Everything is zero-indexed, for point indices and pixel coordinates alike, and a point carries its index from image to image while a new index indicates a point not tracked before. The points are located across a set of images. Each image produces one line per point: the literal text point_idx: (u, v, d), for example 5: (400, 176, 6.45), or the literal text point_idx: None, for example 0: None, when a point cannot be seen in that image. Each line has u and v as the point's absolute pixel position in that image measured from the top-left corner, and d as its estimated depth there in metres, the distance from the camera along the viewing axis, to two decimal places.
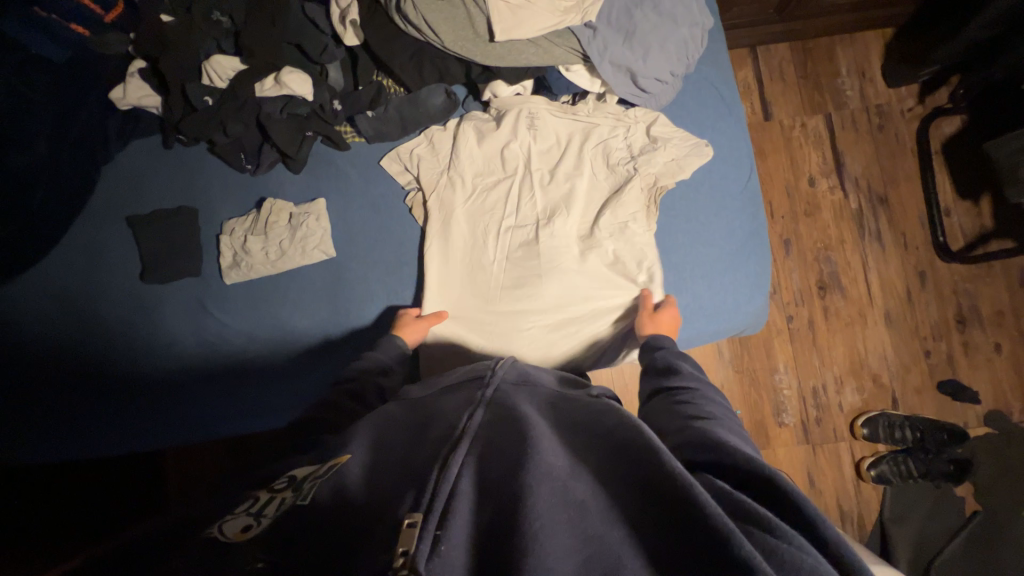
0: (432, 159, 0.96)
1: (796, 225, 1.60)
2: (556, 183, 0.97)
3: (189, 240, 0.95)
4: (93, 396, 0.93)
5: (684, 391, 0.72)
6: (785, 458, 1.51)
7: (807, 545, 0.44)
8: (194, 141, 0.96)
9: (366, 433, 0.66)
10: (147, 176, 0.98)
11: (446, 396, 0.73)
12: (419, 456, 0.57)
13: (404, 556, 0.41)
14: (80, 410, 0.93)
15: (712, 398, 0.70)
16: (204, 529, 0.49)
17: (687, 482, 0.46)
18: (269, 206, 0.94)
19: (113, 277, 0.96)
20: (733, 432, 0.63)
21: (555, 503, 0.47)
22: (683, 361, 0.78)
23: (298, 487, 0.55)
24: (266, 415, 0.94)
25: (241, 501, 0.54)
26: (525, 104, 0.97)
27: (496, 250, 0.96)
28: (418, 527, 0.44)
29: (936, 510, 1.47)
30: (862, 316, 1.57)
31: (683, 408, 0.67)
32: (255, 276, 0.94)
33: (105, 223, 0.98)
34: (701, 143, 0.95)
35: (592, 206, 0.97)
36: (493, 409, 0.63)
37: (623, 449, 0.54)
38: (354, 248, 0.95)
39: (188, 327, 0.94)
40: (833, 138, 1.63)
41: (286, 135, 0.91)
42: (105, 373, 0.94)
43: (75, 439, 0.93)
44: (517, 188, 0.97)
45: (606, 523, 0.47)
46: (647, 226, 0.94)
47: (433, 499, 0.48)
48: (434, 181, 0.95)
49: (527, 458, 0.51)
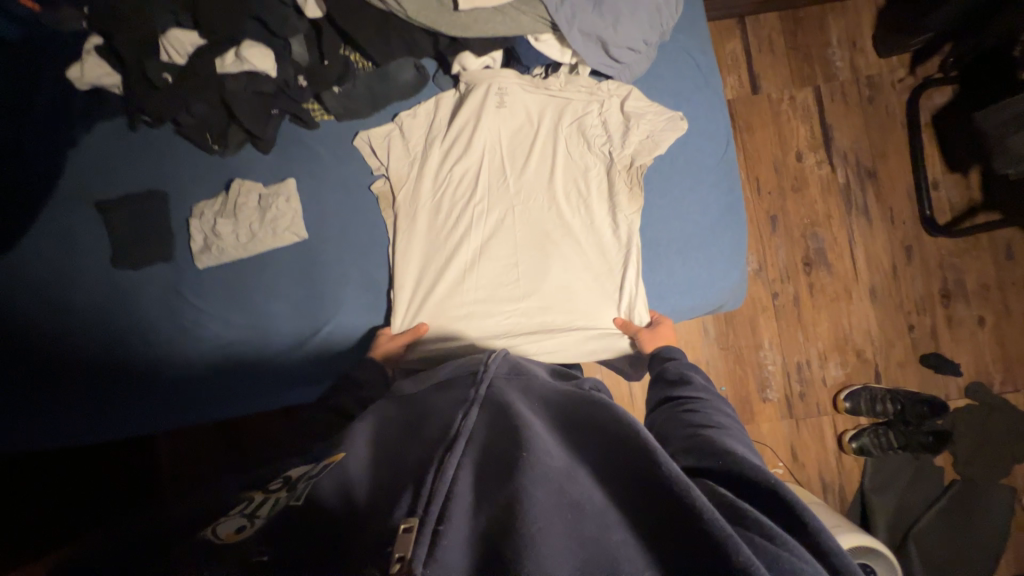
0: (401, 150, 0.95)
1: (783, 201, 1.58)
2: (527, 168, 0.97)
3: (160, 224, 0.94)
4: (71, 384, 0.93)
5: (692, 400, 0.74)
6: (769, 432, 1.54)
7: (808, 556, 0.45)
8: (159, 123, 0.94)
9: (362, 434, 0.68)
10: (113, 159, 0.96)
11: (440, 390, 0.74)
12: (412, 457, 0.58)
13: (400, 561, 0.42)
14: (64, 402, 0.93)
15: (720, 408, 0.72)
16: (199, 532, 0.52)
17: (685, 484, 0.46)
18: (237, 187, 0.92)
19: (84, 264, 0.94)
20: (739, 441, 0.65)
21: (554, 506, 0.47)
22: (693, 372, 0.81)
23: (292, 488, 0.58)
24: (247, 398, 0.94)
25: (237, 503, 0.57)
26: (493, 80, 0.96)
27: (467, 236, 0.95)
28: (413, 532, 0.45)
29: (916, 481, 1.49)
30: (847, 291, 1.57)
31: (691, 416, 0.69)
32: (226, 260, 0.93)
33: (72, 209, 0.95)
34: (676, 115, 0.93)
35: (569, 186, 0.96)
36: (486, 406, 0.63)
37: (616, 445, 0.54)
38: (327, 229, 0.94)
39: (164, 313, 0.93)
40: (821, 111, 1.60)
41: (251, 113, 0.89)
42: (81, 361, 0.93)
43: (57, 428, 0.93)
44: (487, 172, 0.97)
45: (606, 526, 0.47)
46: (625, 203, 0.94)
47: (429, 505, 0.48)
48: (403, 175, 0.95)
49: (521, 459, 0.51)
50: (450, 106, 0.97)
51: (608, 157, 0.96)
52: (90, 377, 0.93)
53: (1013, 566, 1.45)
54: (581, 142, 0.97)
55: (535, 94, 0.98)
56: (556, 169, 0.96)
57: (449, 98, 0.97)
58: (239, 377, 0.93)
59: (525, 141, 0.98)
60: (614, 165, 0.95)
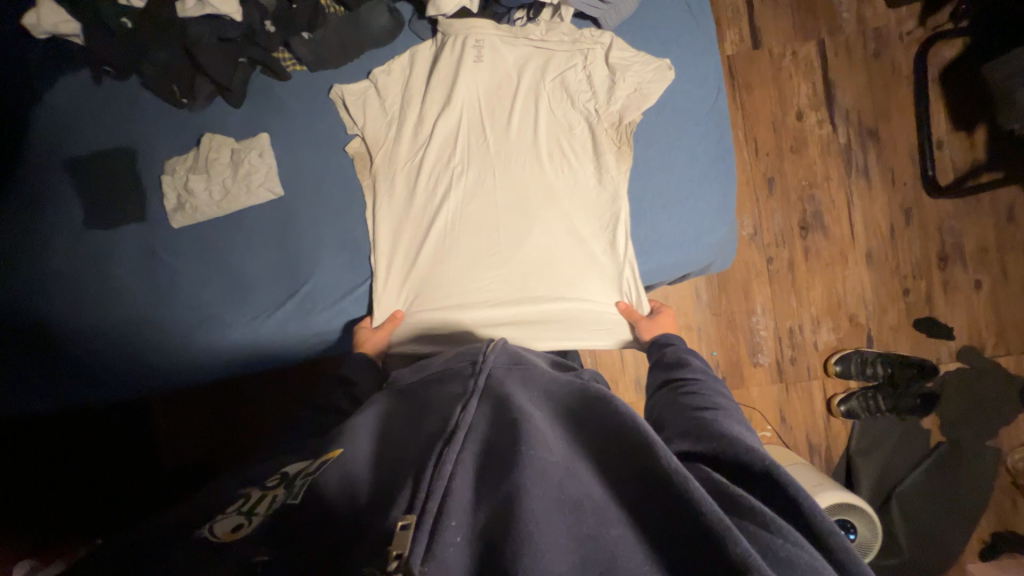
0: (378, 109, 0.92)
1: (781, 163, 1.54)
2: (510, 130, 0.94)
3: (131, 181, 0.91)
4: (46, 348, 0.91)
5: (691, 381, 0.76)
6: (758, 396, 1.55)
7: (802, 541, 0.47)
8: (125, 75, 0.90)
9: (363, 427, 0.69)
10: (78, 115, 0.92)
11: (439, 383, 0.74)
12: (412, 452, 0.60)
13: (398, 558, 0.44)
14: (40, 365, 0.91)
15: (719, 389, 0.74)
16: (198, 530, 0.55)
17: (683, 477, 0.48)
18: (208, 141, 0.89)
19: (54, 224, 0.91)
20: (738, 421, 0.67)
21: (551, 503, 0.50)
22: (692, 356, 0.83)
23: (290, 484, 0.61)
24: (230, 361, 0.94)
25: (233, 501, 0.60)
26: (470, 31, 0.92)
27: (448, 201, 0.93)
28: (412, 528, 0.47)
29: (904, 443, 1.50)
30: (843, 256, 1.54)
31: (689, 399, 0.72)
32: (201, 218, 0.90)
33: (38, 166, 0.92)
34: (663, 64, 0.88)
35: (554, 145, 0.94)
36: (486, 399, 0.65)
37: (617, 439, 0.56)
38: (303, 186, 0.91)
39: (140, 274, 0.92)
40: (825, 67, 1.53)
41: (216, 63, 0.84)
42: (55, 326, 0.91)
43: (36, 393, 0.92)
44: (468, 133, 0.94)
45: (603, 523, 0.50)
46: (612, 163, 0.91)
47: (427, 502, 0.50)
48: (381, 136, 0.92)
49: (520, 456, 0.53)
50: (427, 61, 0.93)
51: (595, 114, 0.92)
52: (66, 347, 0.91)
53: (992, 523, 1.48)
54: (565, 99, 0.94)
55: (517, 45, 0.94)
56: (540, 128, 0.93)
57: (425, 51, 0.93)
58: (222, 343, 0.92)
59: (506, 96, 0.94)
60: (600, 122, 0.92)
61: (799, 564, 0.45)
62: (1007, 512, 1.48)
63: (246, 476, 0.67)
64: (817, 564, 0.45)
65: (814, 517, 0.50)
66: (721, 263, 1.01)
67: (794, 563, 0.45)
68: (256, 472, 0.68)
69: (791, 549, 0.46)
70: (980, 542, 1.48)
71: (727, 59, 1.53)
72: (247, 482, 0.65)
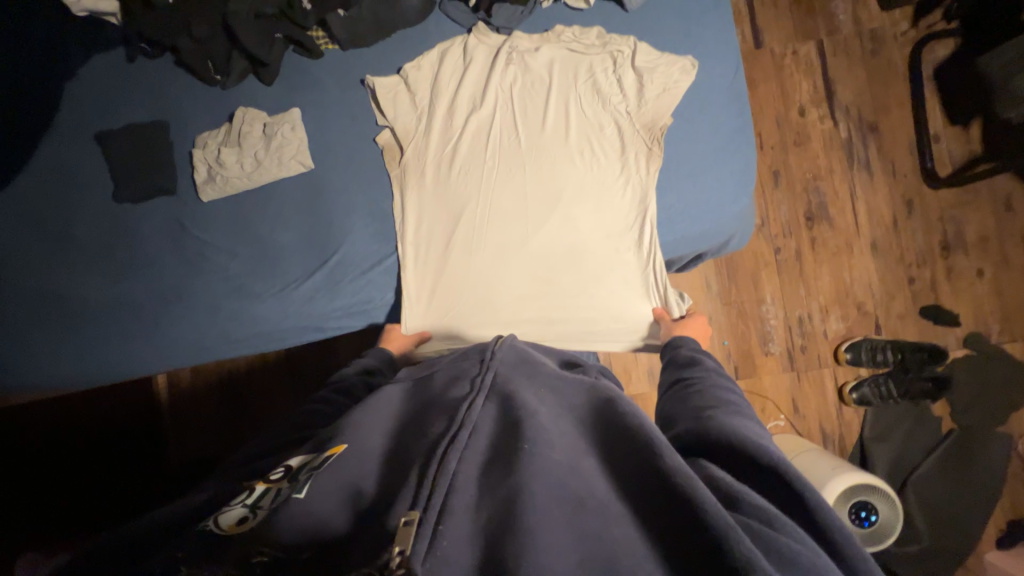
0: (409, 107, 0.94)
1: (785, 156, 1.58)
2: (545, 128, 0.95)
3: (162, 156, 0.92)
4: (65, 321, 0.91)
5: (699, 380, 0.76)
6: (771, 384, 1.55)
7: (807, 538, 0.48)
8: (159, 52, 0.92)
9: (372, 419, 0.69)
10: (110, 94, 0.93)
11: (445, 383, 0.74)
12: (417, 450, 0.59)
13: (400, 554, 0.43)
14: (57, 341, 0.91)
15: (728, 385, 0.75)
16: (202, 523, 0.54)
17: (683, 476, 0.49)
18: (241, 115, 0.91)
19: (85, 195, 0.92)
20: (747, 417, 0.67)
21: (553, 501, 0.49)
22: (705, 356, 0.83)
23: (293, 479, 0.58)
24: (253, 341, 0.94)
25: (238, 494, 0.58)
26: (507, 40, 0.95)
27: (478, 196, 0.95)
28: (414, 525, 0.46)
29: (916, 429, 1.51)
30: (849, 246, 1.58)
31: (698, 397, 0.71)
32: (232, 191, 0.92)
33: (68, 142, 0.93)
34: (688, 62, 0.92)
35: (584, 142, 0.95)
36: (492, 397, 0.65)
37: (620, 439, 0.57)
38: (333, 159, 0.93)
39: (169, 247, 0.92)
40: (824, 65, 1.59)
41: (253, 37, 0.89)
42: (77, 299, 0.91)
43: (50, 366, 0.91)
44: (500, 129, 0.96)
45: (606, 522, 0.48)
46: (642, 164, 0.94)
47: (431, 499, 0.49)
48: (411, 129, 0.94)
49: (523, 454, 0.54)
50: (457, 57, 0.95)
51: (626, 116, 0.95)
52: (87, 321, 0.91)
53: (1008, 509, 1.48)
54: (596, 101, 0.96)
55: (549, 48, 0.96)
56: (572, 126, 0.95)
57: (455, 47, 0.95)
58: (252, 323, 0.93)
59: (537, 97, 0.96)
60: (631, 124, 0.95)
61: (802, 559, 0.45)
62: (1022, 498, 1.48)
63: (259, 466, 0.65)
64: (821, 561, 0.46)
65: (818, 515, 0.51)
66: (739, 237, 1.04)
67: (798, 562, 0.45)
68: (262, 464, 0.65)
69: (794, 545, 0.46)
70: (998, 529, 1.47)
71: None
72: (254, 473, 0.62)
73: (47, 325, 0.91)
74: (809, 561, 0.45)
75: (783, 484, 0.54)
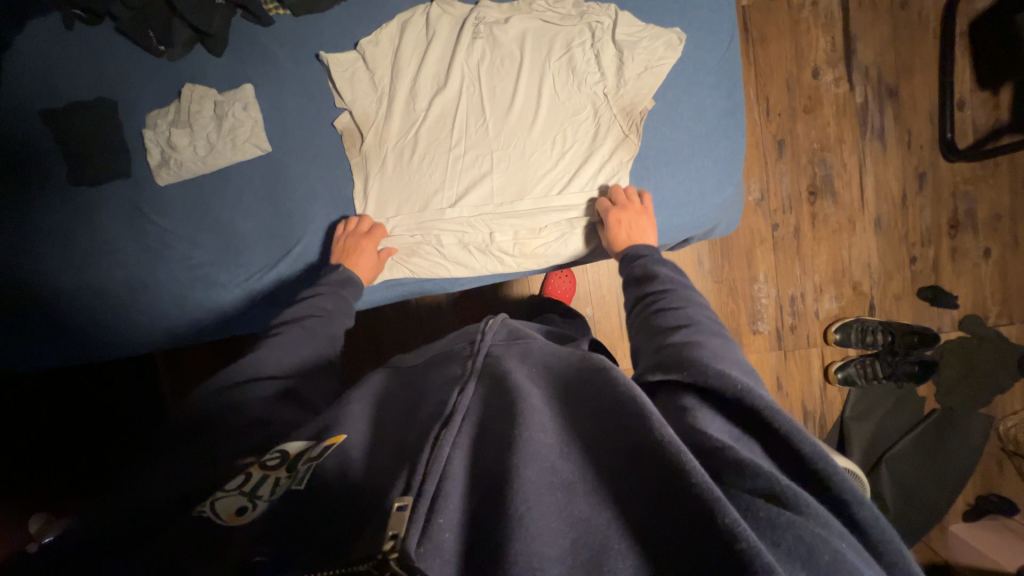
0: (368, 87, 0.88)
1: (793, 124, 1.46)
2: (513, 112, 0.89)
3: (112, 136, 0.87)
4: (29, 306, 0.89)
5: (664, 298, 0.72)
6: (756, 363, 1.54)
7: (819, 511, 0.44)
8: (97, 19, 0.85)
9: (359, 410, 0.64)
10: (52, 65, 0.87)
11: (435, 366, 0.70)
12: (412, 435, 0.55)
13: (393, 540, 0.41)
14: (19, 327, 0.90)
15: (692, 300, 0.70)
16: (197, 508, 0.52)
17: (678, 449, 0.44)
18: (188, 92, 0.86)
19: (33, 176, 0.87)
20: (707, 334, 0.63)
21: (542, 484, 0.46)
22: (661, 267, 0.78)
23: (291, 468, 0.55)
24: (218, 326, 0.95)
25: (231, 479, 0.56)
26: (473, 12, 0.87)
27: (444, 186, 0.91)
28: (408, 509, 0.44)
29: (897, 409, 1.51)
30: (851, 223, 1.50)
31: (664, 318, 0.68)
32: (187, 176, 0.88)
33: (6, 118, 0.86)
34: (675, 37, 0.86)
35: (550, 108, 0.89)
36: (484, 380, 0.60)
37: (613, 410, 0.51)
38: (291, 141, 0.89)
39: (129, 233, 0.90)
40: (846, 18, 1.43)
41: (196, 5, 0.82)
42: (36, 285, 0.89)
43: (20, 353, 0.91)
44: (466, 114, 0.90)
45: (594, 505, 0.46)
46: (616, 145, 0.89)
47: (425, 484, 0.46)
48: (371, 114, 0.89)
49: (515, 437, 0.49)
50: (420, 30, 0.88)
51: (604, 98, 0.89)
52: (52, 307, 0.90)
53: (979, 486, 1.51)
54: (572, 80, 0.89)
55: (520, 19, 0.88)
56: (545, 102, 0.89)
57: (417, 19, 0.88)
58: (220, 310, 0.93)
59: (507, 70, 0.89)
60: (608, 105, 0.89)
61: (783, 522, 0.42)
62: (994, 476, 1.51)
63: (246, 446, 0.62)
64: (807, 524, 0.42)
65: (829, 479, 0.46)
66: (724, 229, 1.00)
67: (805, 539, 0.41)
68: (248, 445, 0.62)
69: (774, 508, 0.43)
70: (965, 503, 1.51)
71: (743, 9, 1.43)
72: (248, 450, 0.62)
73: (3, 317, 0.89)
74: (792, 524, 0.42)
75: (773, 437, 0.51)
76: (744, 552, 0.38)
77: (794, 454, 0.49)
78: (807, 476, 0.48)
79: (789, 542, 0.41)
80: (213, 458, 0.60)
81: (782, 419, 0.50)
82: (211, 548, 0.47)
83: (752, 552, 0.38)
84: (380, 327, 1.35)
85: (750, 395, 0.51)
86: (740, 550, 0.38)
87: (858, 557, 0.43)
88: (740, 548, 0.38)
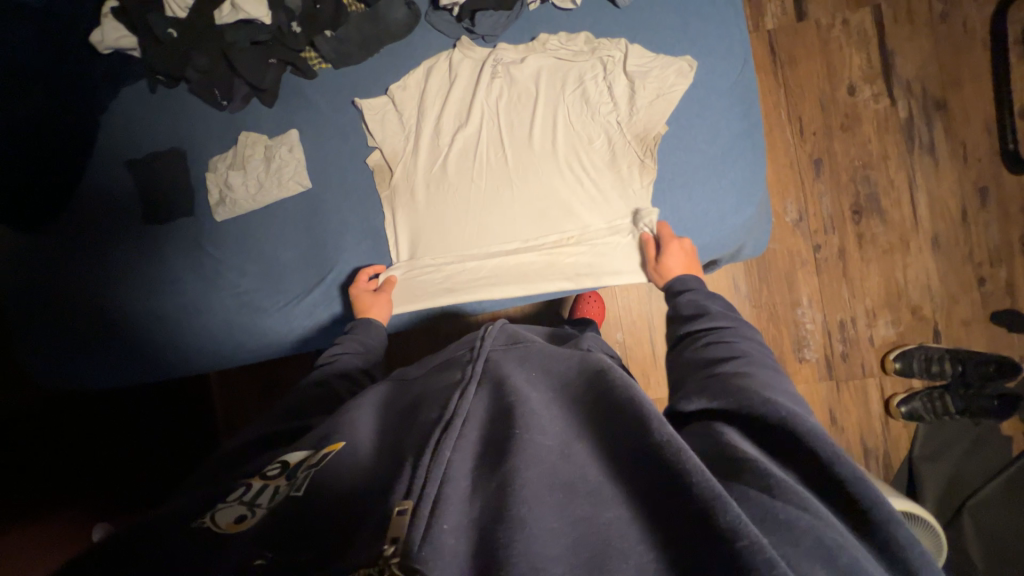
0: (397, 127, 0.96)
1: (830, 142, 1.41)
2: (529, 144, 0.94)
3: (180, 181, 1.00)
4: (103, 329, 1.01)
5: (712, 333, 0.71)
6: (804, 393, 1.43)
7: (827, 515, 0.42)
8: (175, 83, 0.99)
9: (361, 417, 0.65)
10: (138, 121, 1.02)
11: (436, 372, 0.70)
12: (412, 437, 0.55)
13: (393, 544, 0.40)
14: (98, 348, 1.02)
15: (743, 335, 0.69)
16: (195, 519, 0.52)
17: (676, 447, 0.44)
18: (244, 139, 0.98)
19: (116, 218, 1.01)
20: (760, 366, 0.61)
21: (544, 485, 0.45)
22: (712, 302, 0.78)
23: (291, 476, 0.56)
24: (258, 351, 1.02)
25: (234, 488, 0.56)
26: (490, 54, 0.94)
27: (467, 215, 0.95)
28: (408, 514, 0.43)
29: (976, 449, 1.34)
30: (905, 242, 1.40)
31: (715, 350, 0.67)
32: (239, 212, 0.99)
33: (103, 170, 1.02)
34: (685, 64, 0.88)
35: (566, 137, 0.93)
36: (485, 385, 0.60)
37: (614, 414, 0.52)
38: (329, 177, 0.98)
39: (189, 264, 1.00)
40: (881, 34, 1.39)
41: (252, 67, 0.94)
42: (110, 312, 1.01)
43: (99, 371, 1.03)
44: (487, 148, 0.95)
45: (596, 506, 0.45)
46: (632, 172, 0.91)
47: (426, 487, 0.45)
48: (399, 151, 0.96)
49: (515, 442, 0.49)
50: (443, 76, 0.96)
51: (617, 127, 0.92)
52: (123, 331, 1.01)
53: None
54: (586, 111, 0.93)
55: (535, 58, 0.94)
56: (560, 133, 0.93)
57: (441, 65, 0.96)
58: (261, 333, 1.00)
59: (524, 104, 0.95)
60: (623, 133, 0.91)
61: (801, 525, 0.40)
62: None
63: (252, 463, 0.63)
64: (827, 528, 0.41)
65: (875, 505, 0.43)
66: (751, 249, 0.98)
67: (821, 541, 0.39)
68: (257, 462, 0.63)
69: (792, 510, 0.41)
70: None
71: (768, 33, 1.42)
72: (249, 470, 0.61)
73: (89, 338, 1.02)
74: (809, 527, 0.40)
75: (801, 448, 0.48)
76: (746, 549, 0.36)
77: (806, 457, 0.48)
78: (841, 492, 0.45)
79: (806, 543, 0.39)
80: (226, 475, 0.61)
81: (817, 441, 0.47)
82: (202, 553, 0.47)
83: (755, 549, 0.36)
84: (414, 348, 1.32)
85: (794, 422, 0.49)
86: (742, 548, 0.37)
87: (873, 565, 0.40)
88: (740, 545, 0.37)
